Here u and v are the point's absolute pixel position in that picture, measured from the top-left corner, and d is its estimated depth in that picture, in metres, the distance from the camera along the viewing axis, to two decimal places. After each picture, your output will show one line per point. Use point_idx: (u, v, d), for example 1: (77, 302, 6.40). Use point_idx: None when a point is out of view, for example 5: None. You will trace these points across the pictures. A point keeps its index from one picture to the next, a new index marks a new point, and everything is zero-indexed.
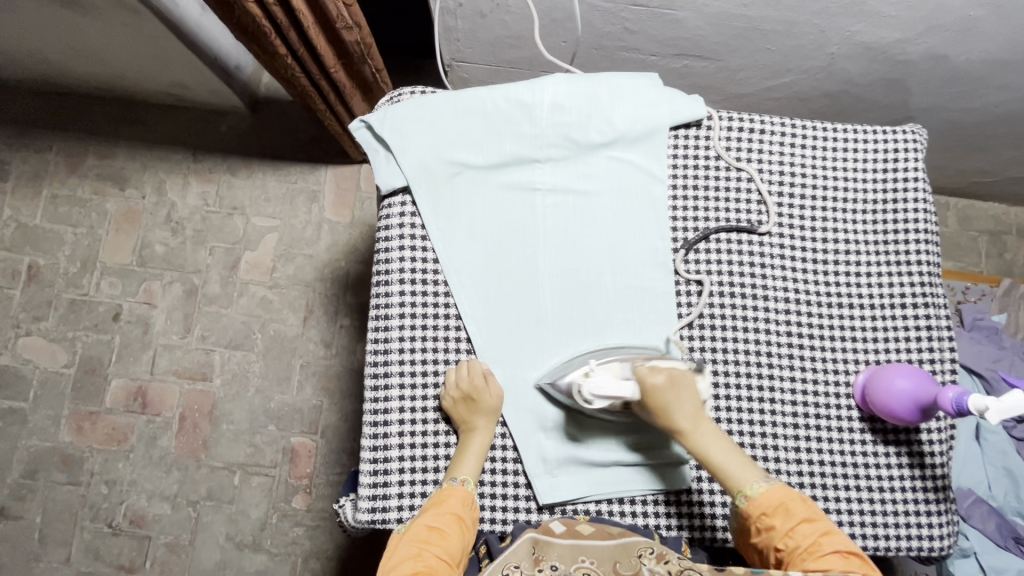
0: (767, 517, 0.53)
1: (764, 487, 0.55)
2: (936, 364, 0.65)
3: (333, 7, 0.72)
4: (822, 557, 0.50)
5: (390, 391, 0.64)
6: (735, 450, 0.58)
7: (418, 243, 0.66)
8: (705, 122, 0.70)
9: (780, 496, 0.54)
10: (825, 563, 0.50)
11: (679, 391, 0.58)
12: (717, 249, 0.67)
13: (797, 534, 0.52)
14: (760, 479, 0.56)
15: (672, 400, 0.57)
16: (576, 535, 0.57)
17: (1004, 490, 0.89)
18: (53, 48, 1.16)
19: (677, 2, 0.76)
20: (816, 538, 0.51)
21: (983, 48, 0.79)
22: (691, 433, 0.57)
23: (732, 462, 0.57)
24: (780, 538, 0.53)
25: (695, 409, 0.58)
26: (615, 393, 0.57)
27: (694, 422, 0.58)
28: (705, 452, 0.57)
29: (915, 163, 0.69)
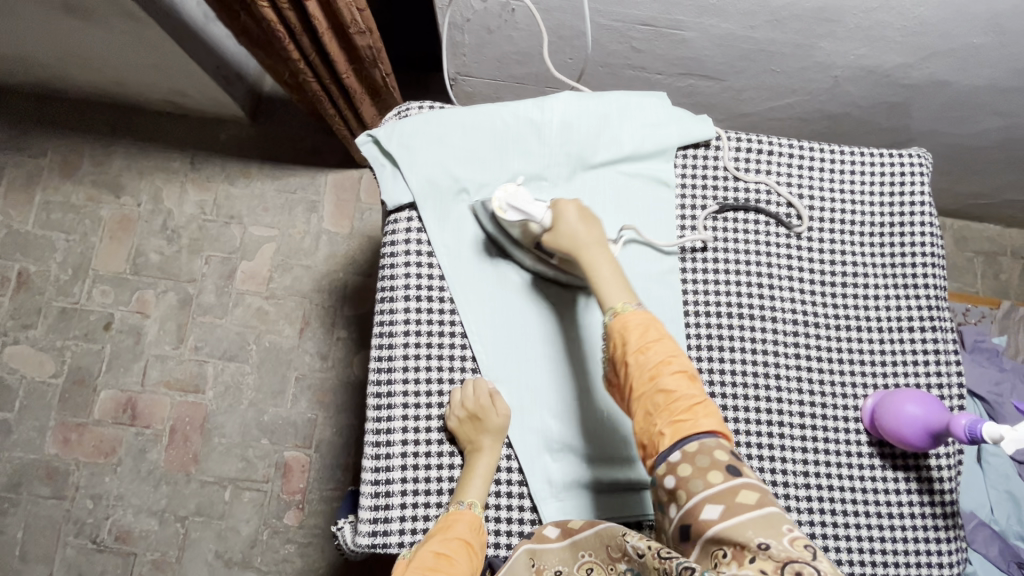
0: (626, 333, 0.55)
1: (634, 308, 0.57)
2: (944, 389, 0.65)
3: (346, 13, 0.71)
4: (673, 374, 0.52)
5: (393, 409, 0.62)
6: (623, 280, 0.59)
7: (424, 258, 0.65)
8: (713, 142, 0.70)
9: (645, 318, 0.56)
10: (674, 384, 0.52)
11: (586, 219, 0.62)
12: (725, 269, 0.67)
13: (650, 352, 0.54)
14: (632, 300, 0.57)
15: (578, 219, 0.61)
16: (570, 532, 0.56)
17: (1007, 514, 0.89)
18: (51, 53, 1.15)
19: (684, 23, 0.77)
20: (666, 358, 0.53)
21: (985, 74, 0.80)
22: (588, 248, 0.60)
23: (612, 280, 0.59)
24: (635, 356, 0.54)
25: (597, 234, 0.61)
26: (529, 209, 0.61)
27: (591, 243, 0.60)
28: (593, 269, 0.59)
29: (920, 186, 0.70)
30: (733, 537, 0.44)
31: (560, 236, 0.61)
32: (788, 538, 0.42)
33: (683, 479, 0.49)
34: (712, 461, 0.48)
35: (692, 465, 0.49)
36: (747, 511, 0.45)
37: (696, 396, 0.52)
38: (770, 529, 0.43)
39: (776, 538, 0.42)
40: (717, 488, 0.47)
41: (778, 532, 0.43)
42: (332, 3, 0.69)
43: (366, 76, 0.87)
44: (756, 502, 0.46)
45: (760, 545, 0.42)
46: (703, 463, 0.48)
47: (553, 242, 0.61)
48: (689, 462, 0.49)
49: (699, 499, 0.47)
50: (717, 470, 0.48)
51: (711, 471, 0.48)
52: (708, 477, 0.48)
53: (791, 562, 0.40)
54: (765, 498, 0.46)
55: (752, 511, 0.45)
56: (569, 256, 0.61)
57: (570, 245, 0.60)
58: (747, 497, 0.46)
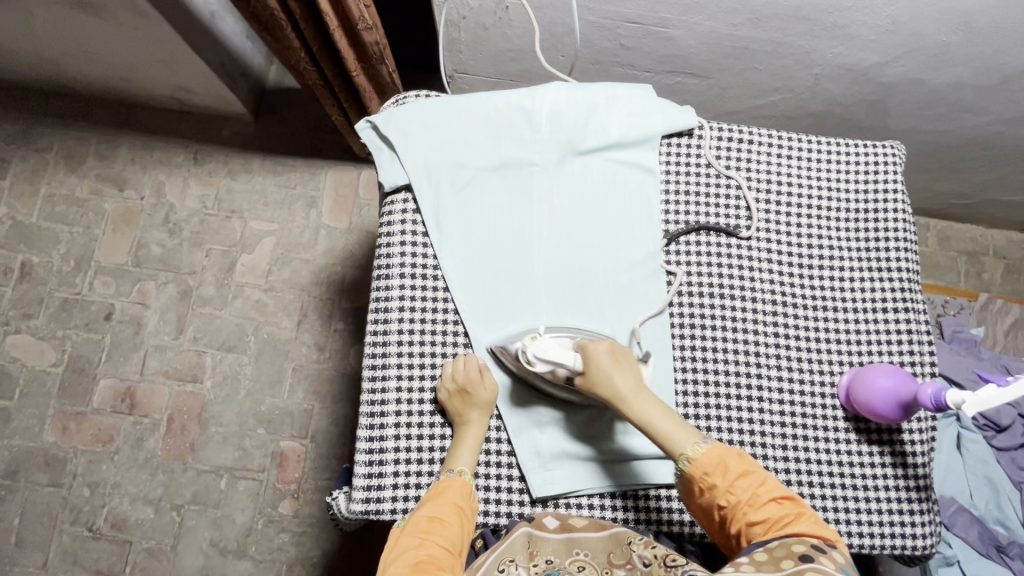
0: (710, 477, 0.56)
1: (704, 447, 0.57)
2: (917, 367, 0.68)
3: (354, 8, 0.76)
4: (760, 506, 0.54)
5: (387, 382, 0.65)
6: (676, 420, 0.60)
7: (419, 238, 0.68)
8: (696, 132, 0.73)
9: (719, 454, 0.57)
10: (765, 513, 0.53)
11: (619, 362, 0.61)
12: (707, 252, 0.70)
13: (739, 489, 0.55)
14: (698, 440, 0.58)
15: (612, 365, 0.61)
16: (569, 528, 0.59)
17: (985, 498, 0.91)
18: (61, 48, 1.19)
19: (670, 21, 0.81)
20: (756, 490, 0.54)
21: (957, 73, 0.84)
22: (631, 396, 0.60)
23: (669, 423, 0.59)
24: (723, 495, 0.55)
25: (634, 378, 0.61)
26: (558, 357, 0.61)
27: (635, 390, 0.60)
28: (645, 419, 0.59)
29: (893, 175, 0.73)
30: None
31: (599, 386, 0.60)
32: None
33: (755, 561, 0.48)
34: (788, 552, 0.49)
35: (768, 555, 0.49)
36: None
37: (787, 515, 0.53)
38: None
39: None
40: (786, 572, 0.46)
41: None
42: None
43: (374, 74, 0.90)
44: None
45: None
46: (779, 553, 0.48)
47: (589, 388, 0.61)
48: (766, 552, 0.49)
49: (766, 575, 0.46)
50: (790, 559, 0.48)
51: (784, 561, 0.48)
52: (781, 563, 0.47)
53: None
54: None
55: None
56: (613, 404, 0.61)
57: (611, 395, 0.60)
58: None
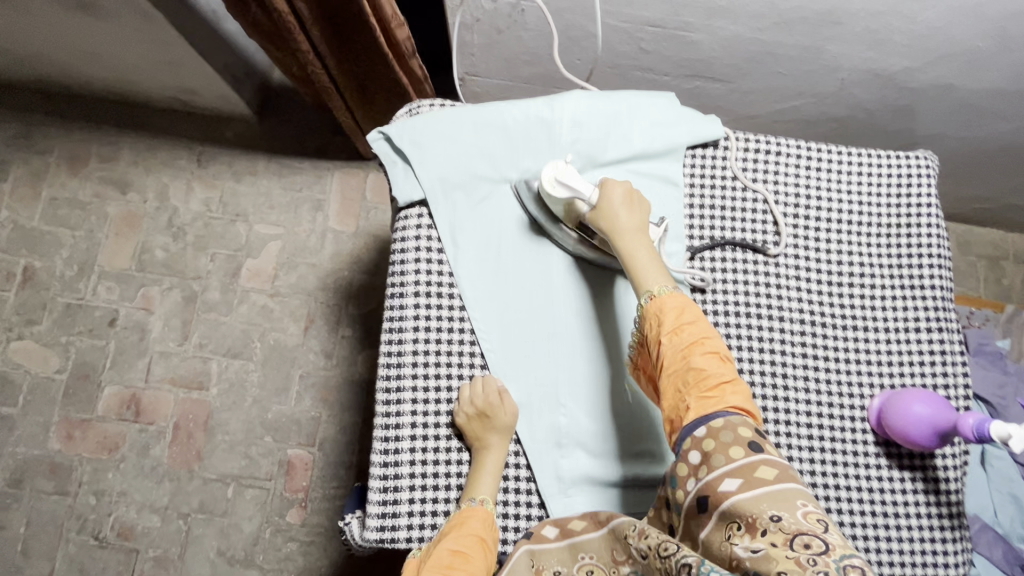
0: (663, 314, 0.56)
1: (671, 292, 0.58)
2: (950, 389, 0.65)
3: (387, 7, 0.75)
4: (703, 355, 0.54)
5: (402, 404, 0.63)
6: (663, 269, 0.60)
7: (434, 256, 0.65)
8: (722, 143, 0.70)
9: (681, 301, 0.57)
10: (704, 363, 0.53)
11: (632, 205, 0.62)
12: (733, 270, 0.67)
13: (683, 333, 0.55)
14: (669, 284, 0.58)
15: (624, 204, 0.62)
16: (568, 533, 0.56)
17: (1010, 516, 0.89)
18: (62, 49, 1.16)
19: (693, 24, 0.77)
20: (699, 339, 0.54)
21: (991, 78, 0.81)
22: (627, 232, 0.60)
23: (652, 268, 0.59)
24: (666, 338, 0.55)
25: (640, 221, 0.61)
26: (576, 185, 0.62)
27: (636, 230, 0.61)
28: (631, 255, 0.60)
29: (926, 188, 0.70)
30: (752, 511, 0.44)
31: (603, 216, 0.61)
32: (801, 512, 0.43)
33: (705, 457, 0.49)
34: (735, 437, 0.49)
35: (716, 441, 0.49)
36: (766, 485, 0.45)
37: (725, 375, 0.53)
38: (784, 503, 0.44)
39: (791, 512, 0.43)
40: (738, 463, 0.47)
41: (793, 506, 0.43)
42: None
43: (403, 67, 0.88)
44: (774, 478, 0.46)
45: (774, 518, 0.43)
46: (727, 440, 0.49)
47: (594, 223, 0.62)
48: (713, 438, 0.50)
49: (720, 474, 0.48)
50: (739, 446, 0.49)
51: (733, 447, 0.49)
52: (730, 452, 0.48)
53: (799, 535, 0.40)
54: (784, 474, 0.47)
55: (769, 486, 0.45)
56: (606, 238, 0.62)
57: (609, 228, 0.61)
58: (767, 472, 0.46)
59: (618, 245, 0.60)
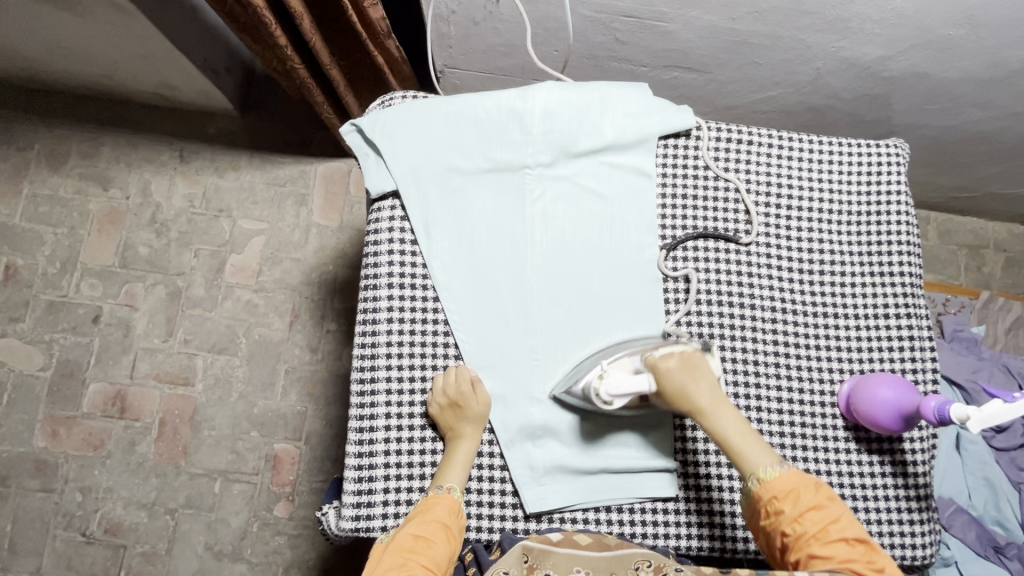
0: (778, 501, 0.53)
1: (777, 472, 0.55)
2: (919, 374, 0.66)
3: None
4: (829, 543, 0.51)
5: (376, 395, 0.63)
6: (751, 431, 0.58)
7: (407, 247, 0.66)
8: (694, 132, 0.70)
9: (792, 481, 0.54)
10: (831, 551, 0.50)
11: (692, 372, 0.57)
12: (705, 258, 0.68)
13: (807, 521, 0.52)
14: (774, 463, 0.55)
15: (688, 379, 0.57)
16: (571, 543, 0.56)
17: (984, 499, 0.91)
18: (39, 45, 1.15)
19: (667, 15, 0.78)
20: (826, 525, 0.51)
21: (963, 67, 0.81)
22: (710, 409, 0.57)
23: (745, 441, 0.57)
24: (789, 524, 0.53)
25: (710, 389, 0.58)
26: (630, 386, 0.57)
27: (711, 402, 0.57)
28: (722, 432, 0.57)
29: (896, 176, 0.71)
30: None
31: (674, 404, 0.57)
32: None
33: None
34: None
35: None
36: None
37: (856, 559, 0.50)
38: None
39: None
40: None
41: None
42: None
43: (381, 49, 0.86)
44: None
45: None
46: None
47: (663, 403, 0.58)
48: None
49: None
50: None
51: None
52: None
53: None
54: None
55: None
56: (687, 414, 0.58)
57: (686, 409, 0.57)
58: None
59: (709, 426, 0.58)
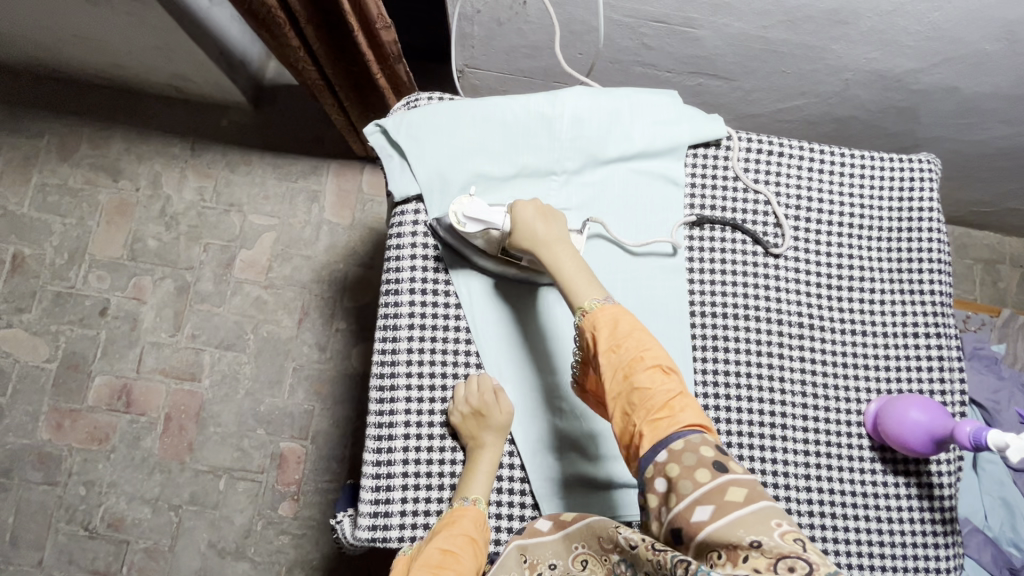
0: (596, 331, 0.53)
1: (602, 304, 0.55)
2: (947, 395, 0.65)
3: (373, 7, 0.72)
4: (646, 372, 0.51)
5: (396, 402, 0.62)
6: (588, 272, 0.58)
7: (430, 253, 0.64)
8: (724, 142, 0.69)
9: (613, 312, 0.54)
10: (648, 380, 0.50)
11: (545, 216, 0.60)
12: (733, 270, 0.67)
13: (623, 349, 0.52)
14: (599, 296, 0.55)
15: (536, 218, 0.59)
16: (563, 524, 0.55)
17: (1000, 520, 0.89)
18: (52, 33, 1.14)
19: (697, 21, 0.76)
20: (638, 354, 0.51)
21: (995, 82, 0.80)
22: (546, 243, 0.58)
23: (579, 275, 0.57)
24: (606, 355, 0.52)
25: (557, 229, 0.59)
26: (485, 216, 0.60)
27: (554, 239, 0.59)
28: (557, 266, 0.57)
29: (929, 192, 0.69)
30: (728, 538, 0.42)
31: (518, 236, 0.59)
32: (778, 532, 0.41)
33: (672, 482, 0.46)
34: (698, 458, 0.46)
35: (679, 464, 0.47)
36: (736, 508, 0.43)
37: (672, 388, 0.50)
38: (756, 526, 0.42)
39: (767, 534, 0.41)
40: (706, 486, 0.45)
41: (769, 527, 0.41)
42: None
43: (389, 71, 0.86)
44: (744, 500, 0.44)
45: (754, 544, 0.41)
46: (691, 462, 0.46)
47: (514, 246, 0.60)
48: (676, 462, 0.47)
49: (690, 500, 0.45)
50: (704, 467, 0.46)
51: (698, 469, 0.46)
52: (696, 476, 0.46)
53: (784, 558, 0.39)
54: (753, 495, 0.44)
55: (740, 508, 0.43)
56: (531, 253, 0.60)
57: (529, 244, 0.59)
58: (736, 493, 0.44)
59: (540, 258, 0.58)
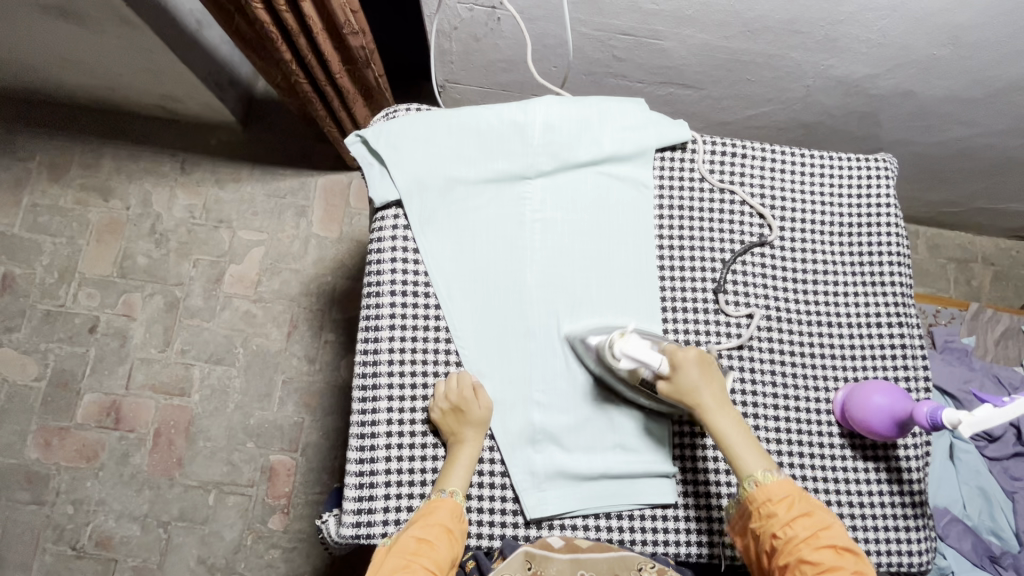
0: (774, 504, 0.55)
1: (775, 476, 0.57)
2: (910, 382, 0.68)
3: (341, 13, 0.73)
4: (819, 548, 0.53)
5: (378, 401, 0.64)
6: (752, 441, 0.59)
7: (410, 256, 0.67)
8: (690, 146, 0.73)
9: (788, 491, 0.56)
10: (821, 557, 0.53)
11: (708, 375, 0.60)
12: (702, 267, 0.70)
13: (797, 526, 0.54)
14: (770, 469, 0.57)
15: (700, 378, 0.59)
16: (574, 548, 0.58)
17: (979, 509, 0.91)
18: (44, 57, 1.17)
19: (662, 33, 0.80)
20: (816, 532, 0.54)
21: (947, 85, 0.84)
22: (713, 412, 0.59)
23: (744, 448, 0.59)
24: (782, 528, 0.55)
25: (720, 392, 0.60)
26: (644, 356, 0.58)
27: (716, 404, 0.59)
28: (722, 434, 0.59)
29: (885, 189, 0.73)
30: None
31: (691, 399, 0.59)
32: None
33: None
34: None
35: None
36: None
37: (843, 569, 0.52)
38: None
39: None
40: None
41: None
42: (327, 4, 0.71)
43: (362, 75, 0.89)
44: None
45: None
46: None
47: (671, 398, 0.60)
48: None
49: None
50: None
51: None
52: None
53: None
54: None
55: None
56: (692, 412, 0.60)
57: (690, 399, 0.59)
58: None
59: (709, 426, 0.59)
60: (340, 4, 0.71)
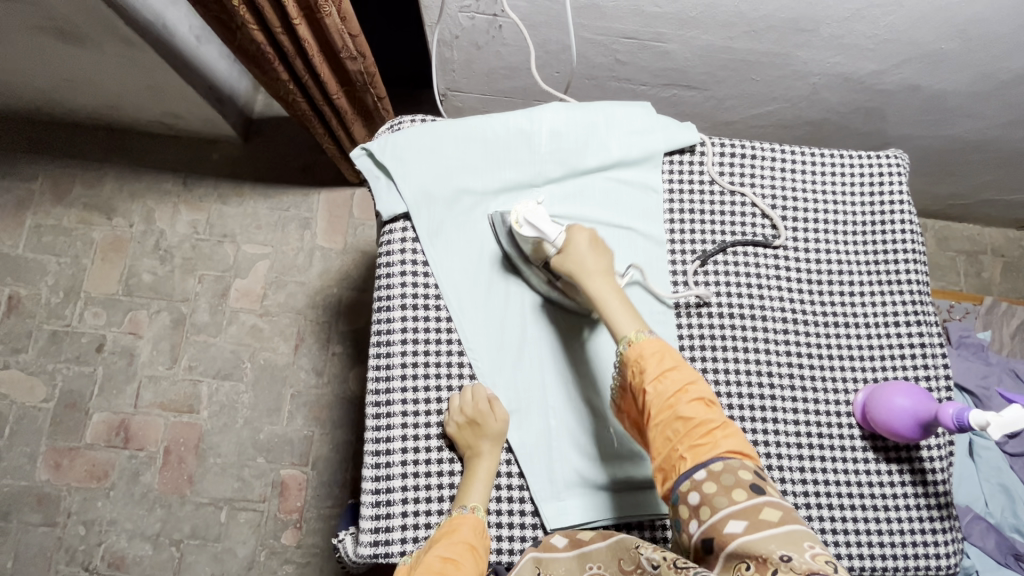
0: (643, 361, 0.55)
1: (646, 337, 0.57)
2: (931, 381, 0.67)
3: (338, 37, 0.72)
4: (690, 403, 0.52)
5: (392, 417, 0.63)
6: (628, 310, 0.59)
7: (419, 269, 0.66)
8: (698, 149, 0.72)
9: (658, 346, 0.56)
10: (692, 411, 0.52)
11: (597, 249, 0.61)
12: (714, 270, 0.69)
13: (666, 379, 0.54)
14: (642, 329, 0.57)
15: (590, 249, 0.61)
16: (578, 543, 0.55)
17: (1001, 506, 0.90)
18: (43, 77, 1.16)
19: (665, 35, 0.79)
20: (682, 387, 0.53)
21: (954, 79, 0.83)
22: (593, 276, 0.60)
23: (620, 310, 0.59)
24: (650, 384, 0.54)
25: (605, 265, 0.60)
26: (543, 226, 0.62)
27: (600, 273, 0.60)
28: (601, 299, 0.59)
29: (898, 186, 0.72)
30: (760, 550, 0.43)
31: (565, 258, 0.61)
32: (809, 553, 0.42)
33: (706, 498, 0.48)
34: (736, 480, 0.48)
35: (717, 483, 0.48)
36: (770, 528, 0.44)
37: (714, 420, 0.52)
38: (792, 544, 0.43)
39: (799, 552, 0.42)
40: (740, 505, 0.47)
41: (800, 548, 0.43)
42: (324, 27, 0.70)
43: (360, 96, 0.88)
44: (779, 519, 0.45)
45: (784, 558, 0.42)
46: (728, 482, 0.48)
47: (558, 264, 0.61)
48: (714, 481, 0.49)
49: (722, 515, 0.47)
50: (740, 488, 0.48)
51: (734, 489, 0.48)
52: (731, 495, 0.48)
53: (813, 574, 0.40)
54: (788, 515, 0.46)
55: (774, 528, 0.44)
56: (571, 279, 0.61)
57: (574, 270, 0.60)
58: (770, 513, 0.46)
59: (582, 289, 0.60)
60: (338, 29, 0.71)
